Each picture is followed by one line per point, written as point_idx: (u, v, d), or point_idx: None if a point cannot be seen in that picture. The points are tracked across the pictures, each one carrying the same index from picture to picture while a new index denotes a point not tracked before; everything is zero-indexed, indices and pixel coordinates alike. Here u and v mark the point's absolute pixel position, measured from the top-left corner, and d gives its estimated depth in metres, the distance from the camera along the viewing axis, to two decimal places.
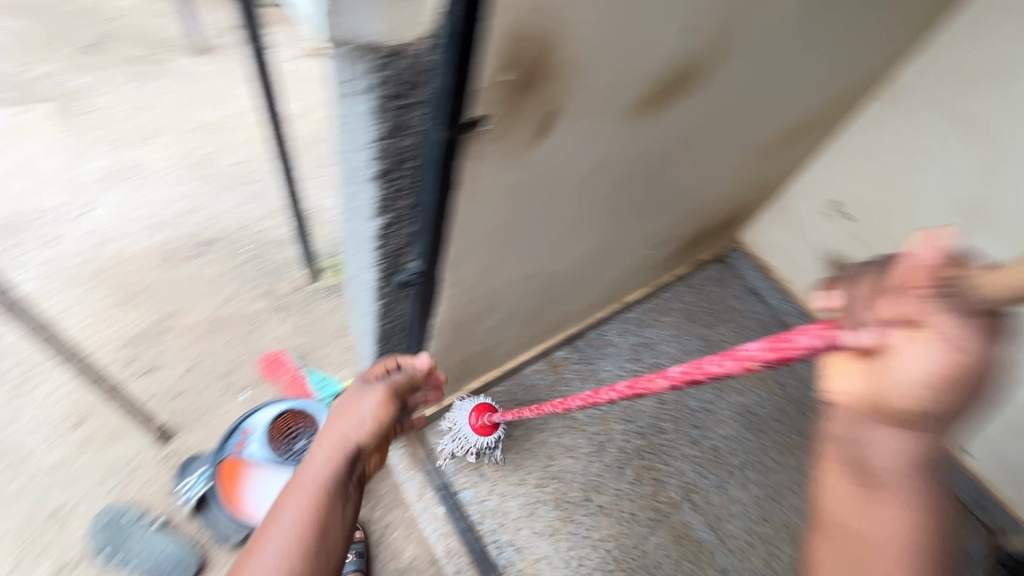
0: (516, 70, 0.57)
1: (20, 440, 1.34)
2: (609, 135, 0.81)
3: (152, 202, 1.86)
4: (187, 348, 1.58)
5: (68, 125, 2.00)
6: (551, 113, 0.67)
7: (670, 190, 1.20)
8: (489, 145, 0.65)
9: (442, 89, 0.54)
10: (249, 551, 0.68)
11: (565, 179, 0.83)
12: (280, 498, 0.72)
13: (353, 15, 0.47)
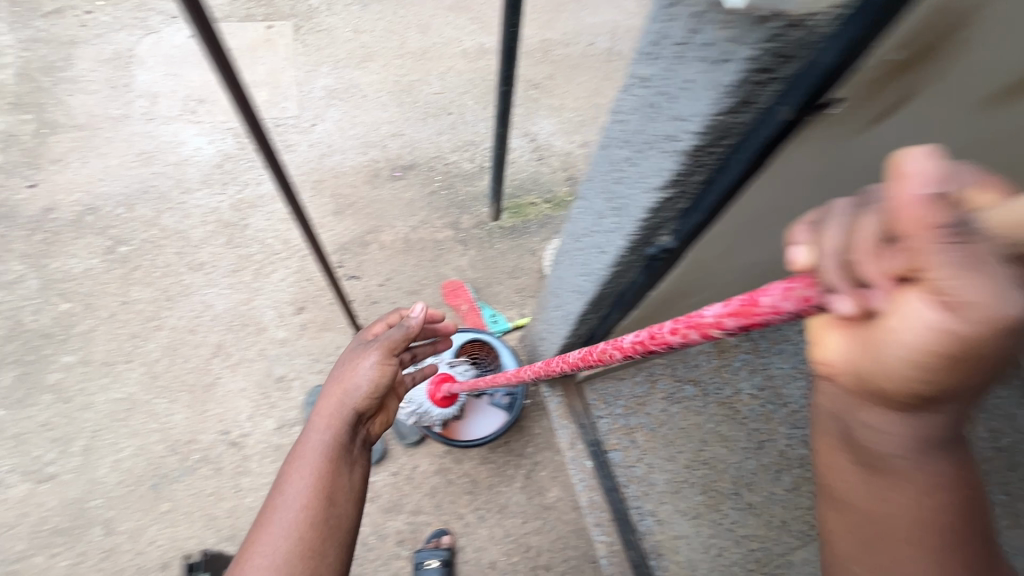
0: (908, 51, 0.48)
1: (257, 313, 1.60)
2: (938, 135, 0.69)
3: (367, 121, 1.99)
4: (385, 264, 1.75)
5: (300, 39, 2.16)
6: (902, 100, 0.57)
7: None
8: (823, 125, 0.56)
9: (821, 67, 0.46)
10: (266, 515, 0.83)
11: (861, 177, 0.73)
12: (287, 464, 0.89)
13: None
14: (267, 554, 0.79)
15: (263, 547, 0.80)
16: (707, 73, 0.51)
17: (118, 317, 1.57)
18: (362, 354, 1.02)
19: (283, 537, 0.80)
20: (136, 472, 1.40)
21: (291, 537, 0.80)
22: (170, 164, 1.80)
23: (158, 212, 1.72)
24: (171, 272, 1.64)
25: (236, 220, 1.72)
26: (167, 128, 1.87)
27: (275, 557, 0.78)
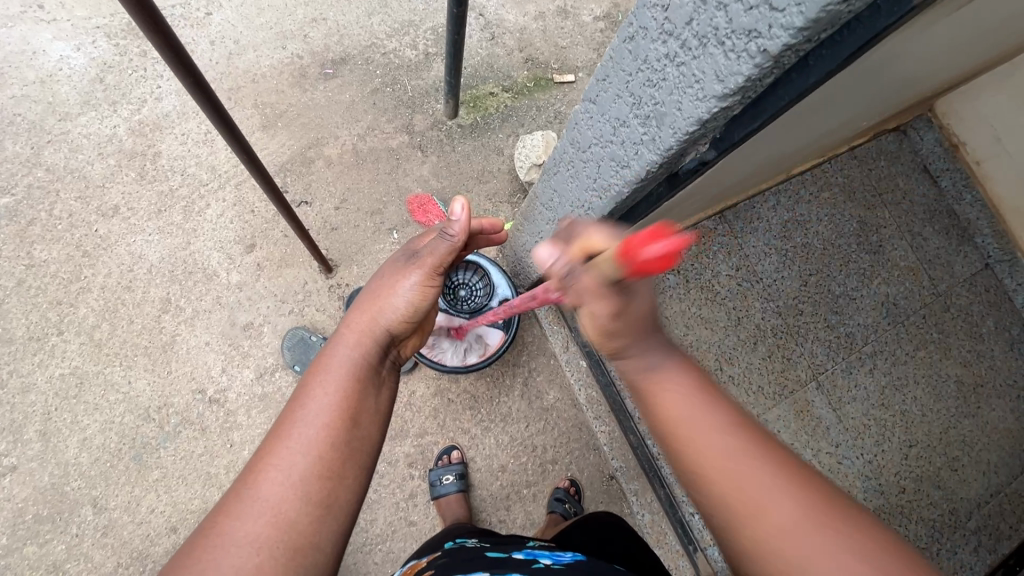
0: None
1: (199, 258, 1.40)
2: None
3: (276, 5, 1.61)
4: (337, 182, 1.54)
5: None
6: None
7: (954, 66, 0.98)
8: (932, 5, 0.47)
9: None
10: (280, 431, 0.65)
11: (909, 53, 0.67)
12: (310, 372, 0.72)
13: None
14: (281, 479, 0.62)
15: (268, 471, 0.62)
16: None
17: (31, 284, 1.33)
18: (402, 266, 0.85)
19: (297, 458, 0.63)
20: (111, 446, 1.29)
21: (309, 462, 0.63)
22: (31, 83, 1.42)
23: (38, 149, 1.39)
24: (79, 223, 1.37)
25: (142, 148, 1.42)
26: (10, 34, 1.44)
27: (281, 484, 0.61)
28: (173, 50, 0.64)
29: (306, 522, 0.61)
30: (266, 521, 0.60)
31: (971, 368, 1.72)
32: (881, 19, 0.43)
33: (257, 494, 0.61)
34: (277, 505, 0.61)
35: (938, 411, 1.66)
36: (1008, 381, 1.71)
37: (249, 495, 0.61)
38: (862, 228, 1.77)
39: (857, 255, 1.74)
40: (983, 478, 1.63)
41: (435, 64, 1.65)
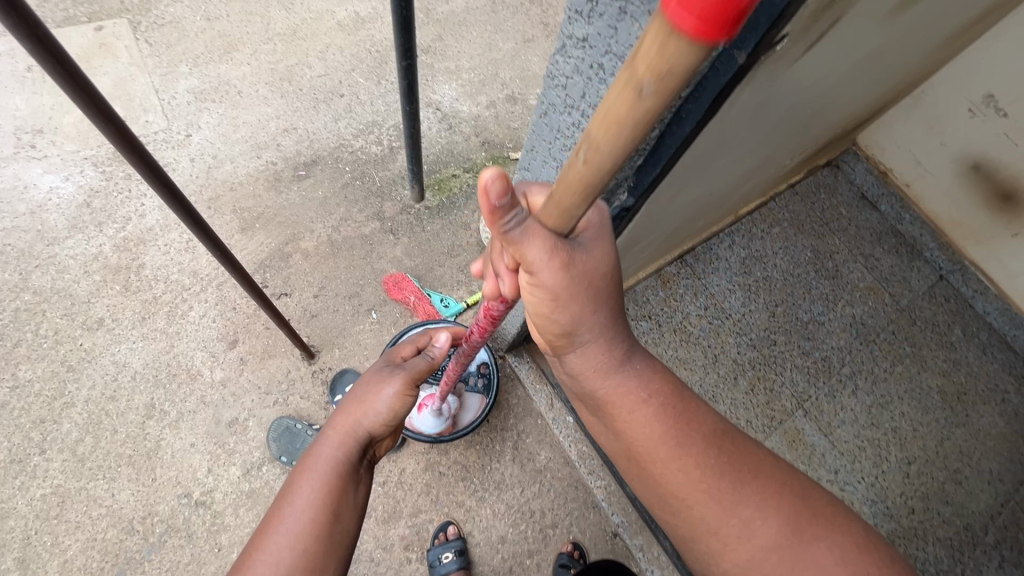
0: None
1: (183, 359, 1.43)
2: (859, 38, 0.76)
3: (250, 121, 1.77)
4: (316, 271, 1.62)
5: (144, 39, 1.83)
6: (835, 18, 0.62)
7: (845, 102, 1.13)
8: (769, 61, 0.59)
9: (771, 8, 0.46)
10: (267, 527, 0.71)
11: (792, 92, 0.79)
12: (298, 470, 0.78)
13: None
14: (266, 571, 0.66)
15: (252, 563, 0.67)
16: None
17: (14, 406, 1.35)
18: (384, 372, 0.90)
19: (280, 550, 0.68)
20: (93, 566, 1.25)
21: (293, 556, 0.68)
22: (22, 215, 1.51)
23: (26, 274, 1.46)
24: (64, 339, 1.41)
25: (126, 262, 1.50)
26: (4, 174, 1.56)
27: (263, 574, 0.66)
28: (158, 179, 0.74)
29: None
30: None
31: (952, 377, 1.75)
32: (721, 77, 0.53)
33: None
34: None
35: (929, 424, 1.67)
36: (991, 386, 1.74)
37: None
38: (818, 257, 1.87)
39: (817, 281, 1.82)
40: (991, 488, 1.61)
41: (399, 156, 1.79)
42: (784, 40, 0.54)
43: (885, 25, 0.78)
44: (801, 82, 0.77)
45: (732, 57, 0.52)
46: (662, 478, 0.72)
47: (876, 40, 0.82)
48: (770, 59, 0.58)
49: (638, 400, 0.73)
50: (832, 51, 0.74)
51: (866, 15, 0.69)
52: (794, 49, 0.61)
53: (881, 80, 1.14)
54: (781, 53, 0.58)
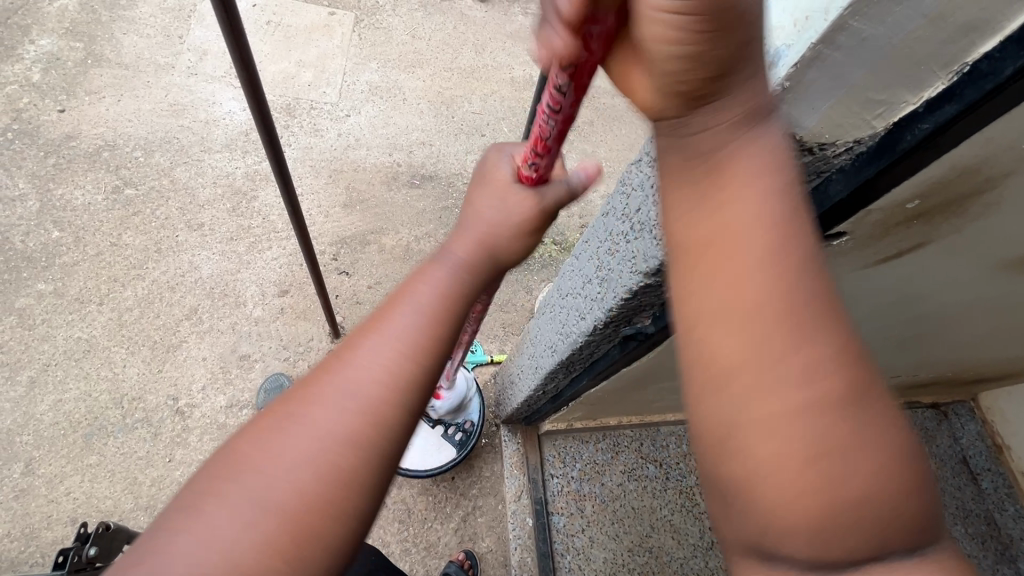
0: (924, 200, 0.50)
1: (238, 286, 1.57)
2: (961, 279, 0.70)
3: (399, 124, 1.99)
4: (381, 267, 1.73)
5: (358, 33, 2.16)
6: (917, 245, 0.59)
7: (946, 344, 1.02)
8: (827, 255, 0.58)
9: (825, 197, 0.49)
10: (349, 345, 0.54)
11: (869, 303, 0.73)
12: (420, 271, 0.61)
13: (805, 105, 0.44)
14: (336, 404, 0.50)
15: (358, 352, 0.53)
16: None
17: (104, 258, 1.56)
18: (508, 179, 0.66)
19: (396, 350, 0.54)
20: (74, 417, 1.37)
21: (372, 396, 0.51)
22: (198, 121, 1.81)
23: (174, 165, 1.72)
24: (168, 227, 1.63)
25: (245, 190, 1.72)
26: (205, 87, 1.87)
27: (376, 369, 0.52)
28: (277, 162, 0.91)
29: (393, 408, 0.52)
30: (357, 399, 0.51)
31: None
32: None
33: (301, 422, 0.49)
34: (322, 444, 0.48)
35: None
36: None
37: (293, 419, 0.50)
38: None
39: None
40: None
41: None
42: (842, 237, 0.54)
43: (996, 278, 0.72)
44: (878, 294, 0.71)
45: None
46: (741, 326, 0.43)
47: (981, 290, 0.75)
48: (824, 250, 0.57)
49: (742, 191, 0.43)
50: (922, 283, 0.69)
51: (967, 254, 0.63)
52: (857, 252, 0.59)
53: (998, 339, 1.02)
54: (843, 249, 0.57)
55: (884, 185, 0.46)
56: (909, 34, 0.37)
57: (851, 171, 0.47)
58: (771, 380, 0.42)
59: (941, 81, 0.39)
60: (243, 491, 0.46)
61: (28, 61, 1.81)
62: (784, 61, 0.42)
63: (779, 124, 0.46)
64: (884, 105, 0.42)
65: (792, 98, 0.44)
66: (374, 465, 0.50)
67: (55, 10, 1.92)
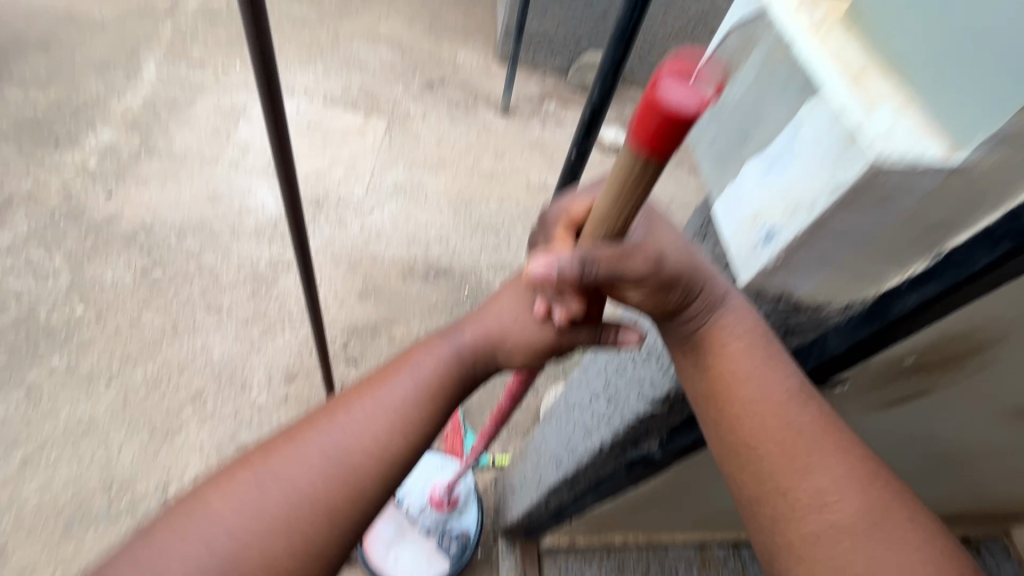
0: (922, 354, 0.52)
1: (247, 371, 1.58)
2: (975, 422, 0.69)
3: (419, 221, 2.10)
4: (390, 358, 1.74)
5: (389, 138, 2.36)
6: (918, 391, 0.61)
7: (972, 480, 0.98)
8: (829, 395, 0.61)
9: (823, 348, 0.54)
10: (331, 410, 0.65)
11: (878, 439, 0.73)
12: (401, 359, 0.70)
13: (796, 273, 0.48)
14: (301, 459, 0.61)
15: (341, 416, 0.64)
16: None
17: (122, 336, 1.59)
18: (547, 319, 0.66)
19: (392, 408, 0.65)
20: (60, 502, 1.33)
21: (336, 454, 0.62)
22: (233, 210, 1.93)
23: (204, 250, 1.81)
24: (188, 308, 1.68)
25: (268, 276, 1.79)
26: (243, 180, 2.02)
27: (351, 439, 0.63)
28: (305, 267, 0.98)
29: (366, 480, 0.62)
30: (328, 468, 0.61)
31: None
32: None
33: (265, 468, 0.60)
34: (281, 498, 0.58)
35: None
36: None
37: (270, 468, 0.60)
38: None
39: None
40: None
41: None
42: (844, 381, 0.58)
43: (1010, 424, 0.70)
44: (891, 432, 0.71)
45: None
46: (762, 442, 0.55)
47: (996, 434, 0.74)
48: (829, 391, 0.60)
49: (743, 332, 0.55)
50: (929, 424, 0.69)
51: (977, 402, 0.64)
52: (860, 396, 0.61)
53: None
54: (846, 391, 0.60)
55: (875, 343, 0.50)
56: (893, 224, 0.42)
57: (848, 327, 0.51)
58: (799, 463, 0.54)
59: (923, 260, 0.44)
60: (218, 521, 0.56)
61: (87, 150, 1.98)
62: (776, 241, 0.47)
63: (774, 285, 0.52)
64: (872, 276, 0.47)
65: (786, 269, 0.48)
66: (329, 522, 0.59)
67: (120, 107, 2.14)
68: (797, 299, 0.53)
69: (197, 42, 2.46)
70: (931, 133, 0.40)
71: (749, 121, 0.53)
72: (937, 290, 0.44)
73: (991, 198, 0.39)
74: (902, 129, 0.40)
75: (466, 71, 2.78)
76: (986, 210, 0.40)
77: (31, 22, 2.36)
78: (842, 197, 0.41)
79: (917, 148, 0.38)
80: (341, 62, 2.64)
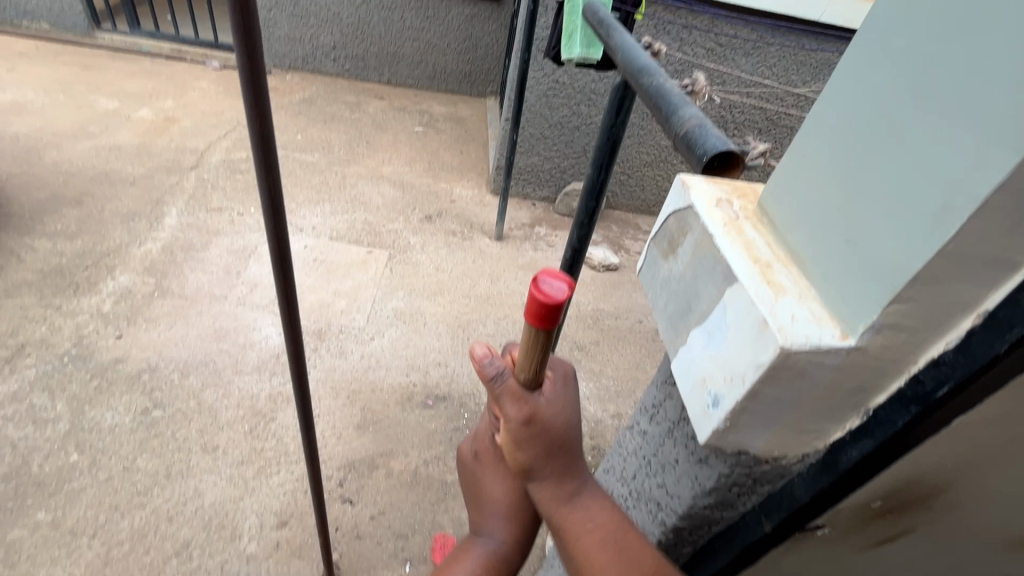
0: (884, 499, 0.58)
1: (237, 516, 1.52)
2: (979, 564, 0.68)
3: (418, 346, 2.15)
4: (387, 493, 1.68)
5: (390, 267, 2.51)
6: (901, 531, 0.63)
7: None
8: (814, 539, 0.65)
9: (792, 495, 0.59)
10: None
11: None
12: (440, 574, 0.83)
13: (745, 432, 0.53)
14: None
15: None
16: (691, 462, 0.64)
17: (112, 484, 1.56)
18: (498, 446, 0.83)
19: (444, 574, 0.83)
20: None
21: None
22: (237, 345, 1.99)
23: (204, 386, 1.84)
24: (183, 449, 1.66)
25: (266, 411, 1.79)
26: (250, 315, 2.11)
27: None
28: (302, 411, 1.00)
29: None
30: None
31: None
32: (751, 530, 0.65)
33: None
34: None
35: None
36: None
37: None
38: None
39: None
40: None
41: None
42: (823, 528, 0.62)
43: None
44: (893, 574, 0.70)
45: (760, 520, 0.63)
46: None
47: None
48: (811, 538, 0.64)
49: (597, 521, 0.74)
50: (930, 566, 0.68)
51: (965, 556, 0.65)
52: (842, 542, 0.65)
53: None
54: (828, 537, 0.64)
55: (836, 494, 0.56)
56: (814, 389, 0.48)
57: (808, 477, 0.57)
58: None
59: (853, 417, 0.53)
60: None
61: (104, 294, 2.10)
62: (719, 408, 0.51)
63: (729, 445, 0.55)
64: (814, 428, 0.53)
65: (734, 431, 0.52)
66: None
67: (140, 253, 2.30)
68: (755, 455, 0.57)
69: (217, 191, 2.72)
70: (826, 318, 0.47)
71: (682, 292, 0.62)
72: (875, 447, 0.50)
73: (895, 367, 0.48)
74: (803, 311, 0.48)
75: (462, 203, 3.03)
76: (893, 377, 0.49)
77: (70, 182, 2.63)
78: (764, 375, 0.47)
79: (819, 333, 0.46)
80: (348, 201, 2.89)
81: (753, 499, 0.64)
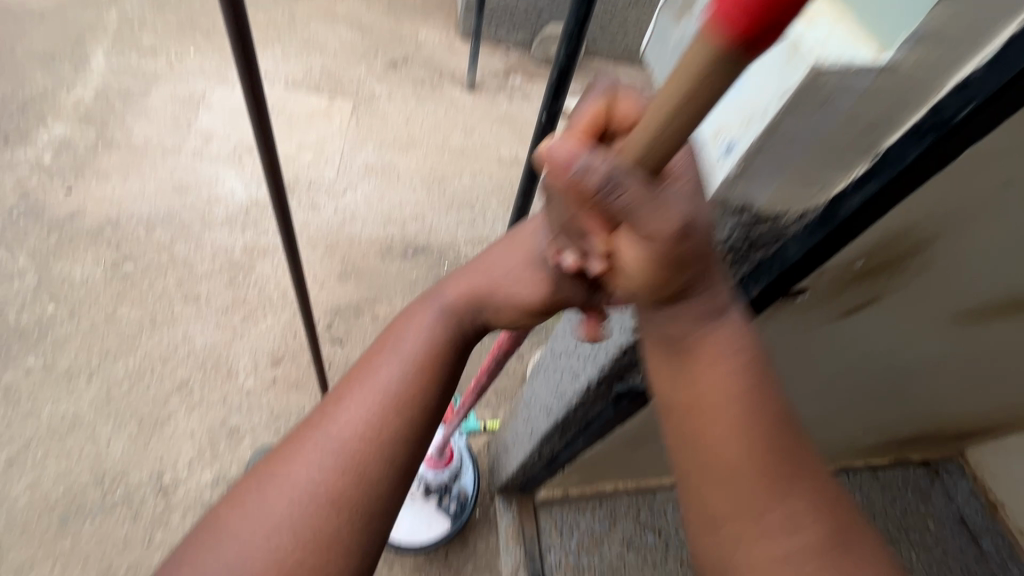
0: (868, 258, 0.60)
1: (231, 357, 1.59)
2: (916, 325, 0.81)
3: (393, 199, 2.10)
4: (375, 334, 1.76)
5: (355, 119, 2.34)
6: (869, 300, 0.70)
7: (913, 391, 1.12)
8: (793, 307, 0.69)
9: (785, 257, 0.58)
10: (313, 422, 0.68)
11: (838, 348, 0.84)
12: (357, 374, 0.71)
13: (759, 187, 0.55)
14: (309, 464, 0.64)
15: (332, 414, 0.68)
16: None
17: (99, 331, 1.58)
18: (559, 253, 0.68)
19: (354, 426, 0.66)
20: (54, 496, 1.37)
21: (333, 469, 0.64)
22: (201, 198, 1.88)
23: (174, 239, 1.78)
24: (164, 299, 1.66)
25: (243, 262, 1.76)
26: (210, 168, 1.96)
27: (346, 431, 0.66)
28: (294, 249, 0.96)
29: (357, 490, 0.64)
30: (334, 461, 0.64)
31: None
32: None
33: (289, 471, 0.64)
34: (313, 489, 0.62)
35: None
36: None
37: (279, 481, 0.63)
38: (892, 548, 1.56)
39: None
40: None
41: None
42: (804, 293, 0.64)
43: (945, 323, 0.82)
44: (852, 337, 0.82)
45: (746, 288, 0.64)
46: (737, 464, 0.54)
47: (929, 335, 0.86)
48: (791, 306, 0.67)
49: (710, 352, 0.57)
50: (877, 323, 0.77)
51: (915, 308, 0.76)
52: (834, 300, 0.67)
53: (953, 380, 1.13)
54: (806, 303, 0.67)
55: (830, 247, 0.56)
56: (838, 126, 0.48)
57: (804, 234, 0.56)
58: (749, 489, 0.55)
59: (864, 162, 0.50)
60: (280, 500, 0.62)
61: (40, 145, 1.92)
62: (736, 151, 0.53)
63: (737, 198, 0.56)
64: (822, 182, 0.53)
65: (744, 178, 0.54)
66: (348, 521, 0.62)
67: (71, 100, 2.06)
68: (759, 211, 0.57)
69: (145, 28, 2.36)
70: (862, 40, 0.45)
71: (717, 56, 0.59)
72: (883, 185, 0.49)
73: (916, 97, 0.45)
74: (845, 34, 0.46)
75: (429, 47, 2.75)
76: (913, 108, 0.46)
77: None
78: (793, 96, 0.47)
79: (850, 49, 0.45)
80: (301, 44, 2.58)
81: (745, 269, 0.63)
